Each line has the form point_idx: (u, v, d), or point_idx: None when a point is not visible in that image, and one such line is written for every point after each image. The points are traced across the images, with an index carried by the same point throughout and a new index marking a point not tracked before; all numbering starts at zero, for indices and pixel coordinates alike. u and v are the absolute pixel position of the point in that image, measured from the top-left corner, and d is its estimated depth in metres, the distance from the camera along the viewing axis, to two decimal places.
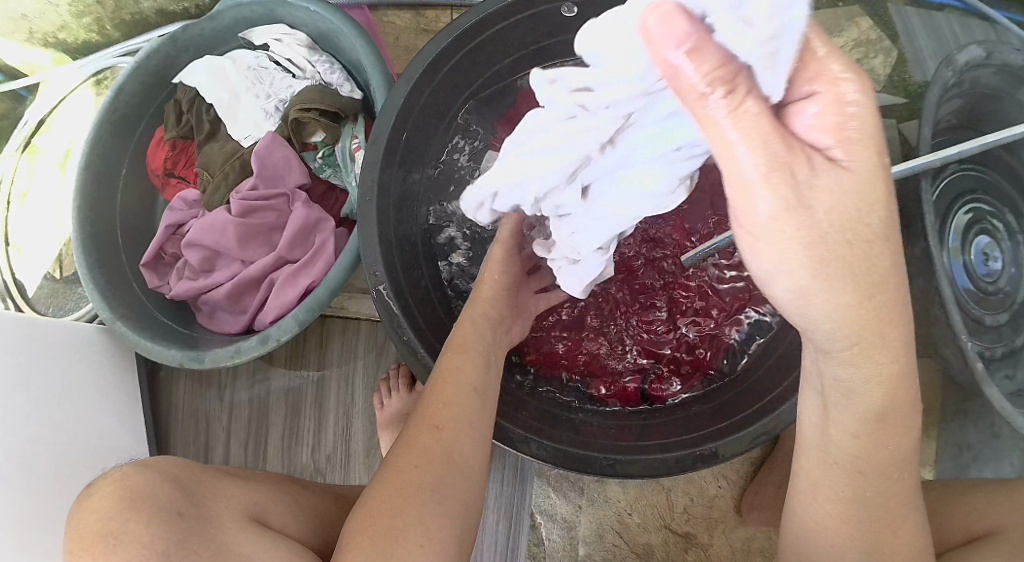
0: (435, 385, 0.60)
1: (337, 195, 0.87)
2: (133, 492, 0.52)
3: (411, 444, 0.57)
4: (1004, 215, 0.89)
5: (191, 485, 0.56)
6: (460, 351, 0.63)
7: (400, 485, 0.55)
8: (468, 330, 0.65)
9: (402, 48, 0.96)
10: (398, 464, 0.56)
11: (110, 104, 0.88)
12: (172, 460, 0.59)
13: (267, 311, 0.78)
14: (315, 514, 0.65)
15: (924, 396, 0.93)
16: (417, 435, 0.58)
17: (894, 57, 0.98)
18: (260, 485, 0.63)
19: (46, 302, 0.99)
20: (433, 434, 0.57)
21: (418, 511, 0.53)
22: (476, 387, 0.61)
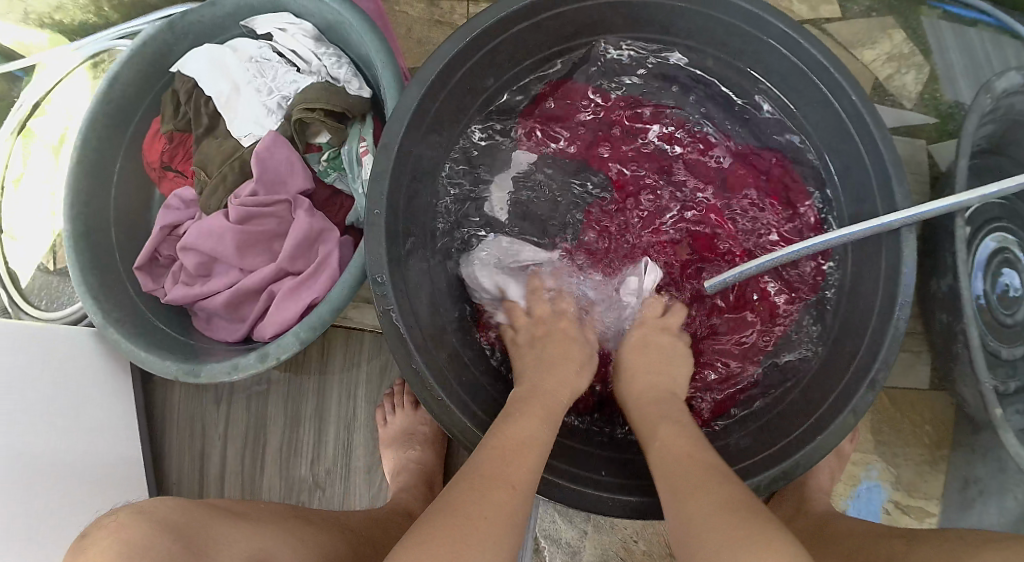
0: (509, 442, 0.59)
1: (342, 200, 0.81)
2: (128, 546, 0.49)
3: (481, 491, 0.54)
4: None
5: (190, 532, 0.53)
6: (543, 420, 0.63)
7: (470, 530, 0.51)
8: (557, 399, 0.66)
9: (415, 41, 0.89)
10: (470, 506, 0.53)
11: (105, 94, 0.83)
12: (170, 503, 0.55)
13: (267, 325, 0.74)
14: (322, 549, 0.63)
15: (937, 428, 0.91)
16: (493, 488, 0.55)
17: (927, 74, 0.94)
18: (263, 525, 0.60)
19: (40, 294, 0.95)
20: (509, 490, 0.55)
21: (482, 556, 0.50)
22: (545, 456, 0.60)
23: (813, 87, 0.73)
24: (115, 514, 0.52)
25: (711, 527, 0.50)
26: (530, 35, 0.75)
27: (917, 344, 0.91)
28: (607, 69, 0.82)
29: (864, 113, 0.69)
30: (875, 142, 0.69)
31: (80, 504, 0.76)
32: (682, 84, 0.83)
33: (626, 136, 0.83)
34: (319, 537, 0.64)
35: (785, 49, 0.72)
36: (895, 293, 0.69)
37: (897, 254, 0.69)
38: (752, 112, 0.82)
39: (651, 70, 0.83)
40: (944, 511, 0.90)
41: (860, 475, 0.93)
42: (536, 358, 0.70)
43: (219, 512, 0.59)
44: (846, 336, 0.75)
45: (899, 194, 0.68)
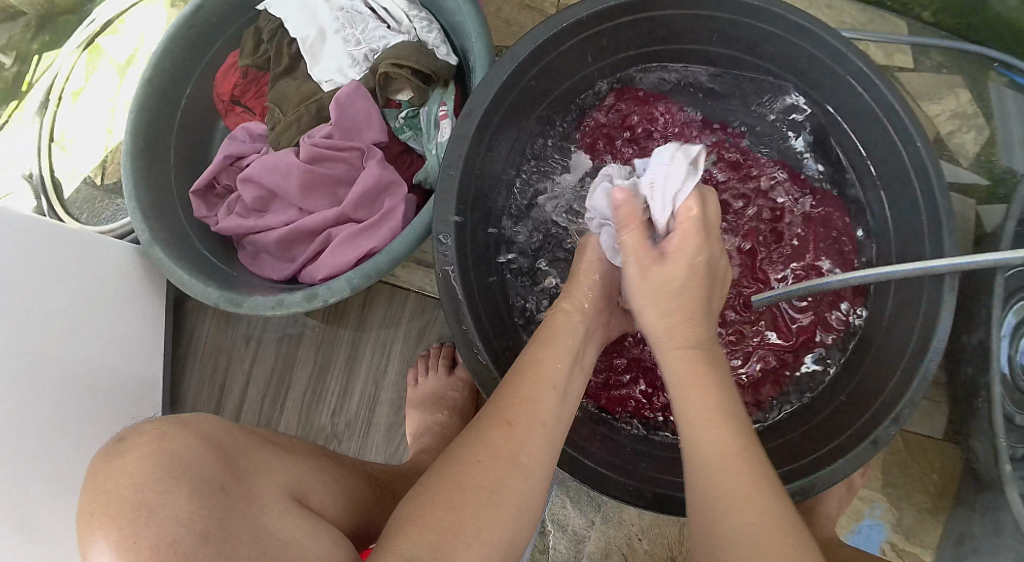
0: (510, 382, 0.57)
1: (411, 159, 0.82)
2: (171, 455, 0.46)
3: (479, 437, 0.54)
4: None
5: (235, 456, 0.51)
6: (547, 352, 0.61)
7: (465, 478, 0.51)
8: (562, 333, 0.63)
9: (501, 20, 0.90)
10: (464, 455, 0.53)
11: (189, 19, 0.84)
12: (214, 423, 0.53)
13: (318, 268, 0.75)
14: (351, 496, 0.61)
15: (944, 479, 0.92)
16: (491, 429, 0.54)
17: (985, 137, 0.96)
18: (304, 461, 0.58)
19: (82, 208, 0.94)
20: (507, 431, 0.54)
21: (482, 504, 0.50)
22: (557, 387, 0.58)
23: (882, 129, 0.74)
24: (154, 422, 0.49)
25: (714, 482, 0.51)
26: (619, 30, 0.76)
27: (937, 395, 0.93)
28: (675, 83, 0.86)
29: (927, 162, 0.70)
30: (932, 189, 0.71)
31: (96, 416, 0.76)
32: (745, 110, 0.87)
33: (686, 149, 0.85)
34: (350, 478, 0.63)
35: (861, 88, 0.73)
36: (929, 338, 0.70)
37: (937, 299, 0.71)
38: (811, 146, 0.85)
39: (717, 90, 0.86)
40: (937, 560, 0.91)
41: (863, 512, 0.94)
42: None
43: (263, 440, 0.56)
44: (876, 373, 0.76)
45: (947, 243, 0.70)
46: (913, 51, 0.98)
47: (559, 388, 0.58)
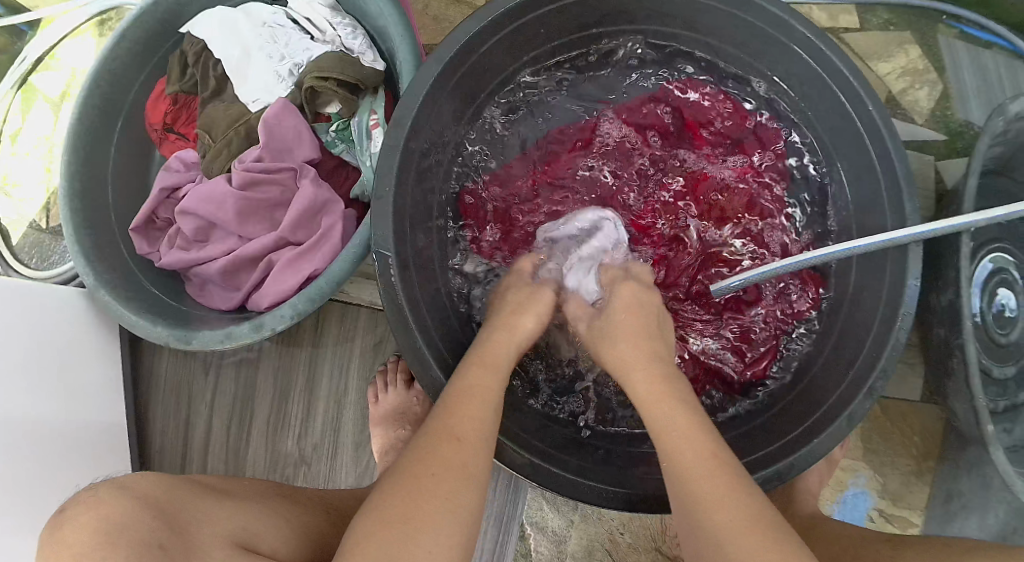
0: (453, 400, 0.56)
1: (348, 171, 0.79)
2: (107, 522, 0.49)
3: (421, 453, 0.53)
4: None
5: (171, 510, 0.53)
6: (482, 365, 0.60)
7: (415, 493, 0.50)
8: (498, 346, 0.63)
9: (431, 17, 0.87)
10: (415, 470, 0.52)
11: (110, 50, 0.82)
12: (151, 479, 0.55)
13: (264, 295, 0.73)
14: (306, 531, 0.62)
15: (926, 441, 0.91)
16: (436, 444, 0.53)
17: (939, 91, 0.94)
18: (250, 508, 0.60)
19: (30, 253, 0.92)
20: (454, 444, 0.53)
21: (439, 520, 0.49)
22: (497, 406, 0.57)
23: (831, 94, 0.72)
24: (94, 490, 0.52)
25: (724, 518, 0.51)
26: (550, 18, 0.74)
27: (913, 357, 0.92)
28: (600, 63, 0.83)
29: (880, 124, 0.69)
30: (887, 153, 0.68)
31: (67, 467, 0.75)
32: (678, 82, 0.83)
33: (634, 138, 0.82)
34: (303, 517, 0.63)
35: (805, 54, 0.71)
36: (897, 306, 0.69)
37: (903, 264, 0.69)
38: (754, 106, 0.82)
39: (636, 69, 0.84)
40: (925, 522, 0.90)
41: (847, 481, 0.93)
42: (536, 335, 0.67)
43: (203, 491, 0.58)
44: (847, 345, 0.75)
45: (908, 209, 0.68)
46: (859, 10, 0.96)
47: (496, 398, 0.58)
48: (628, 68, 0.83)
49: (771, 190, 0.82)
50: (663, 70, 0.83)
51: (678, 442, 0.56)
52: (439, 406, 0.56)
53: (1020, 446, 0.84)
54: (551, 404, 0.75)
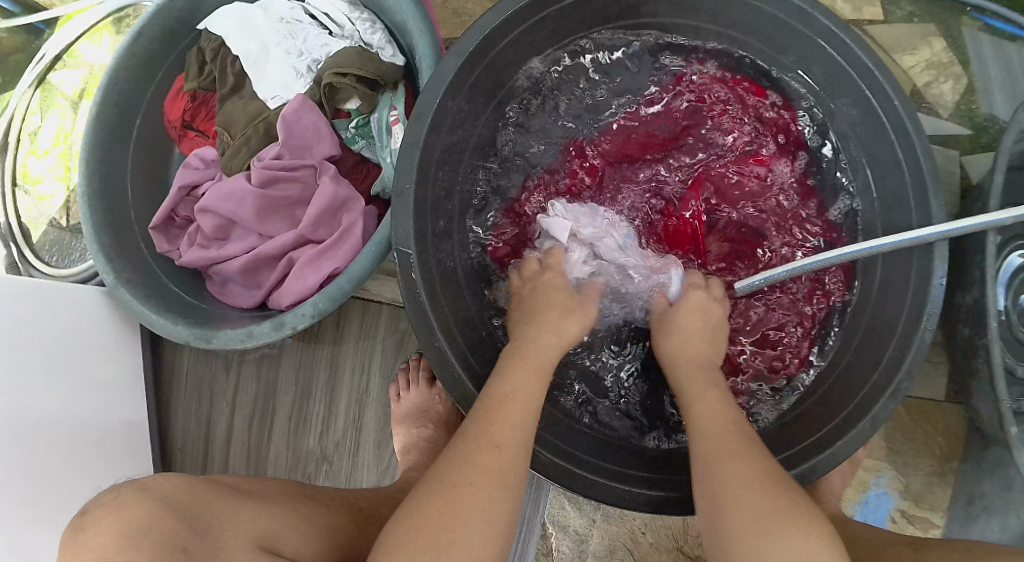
0: (491, 406, 0.56)
1: (368, 168, 0.79)
2: (132, 525, 0.49)
3: (458, 460, 0.52)
4: None
5: (194, 512, 0.52)
6: (530, 369, 0.60)
7: (454, 502, 0.50)
8: (542, 351, 0.63)
9: (451, 12, 0.86)
10: (450, 477, 0.51)
11: (129, 48, 0.82)
12: (176, 479, 0.55)
13: (284, 294, 0.73)
14: (329, 532, 0.61)
15: (949, 441, 0.90)
16: (474, 451, 0.53)
17: (965, 84, 0.92)
18: (269, 505, 0.59)
19: (50, 251, 0.93)
20: (493, 452, 0.53)
21: (473, 528, 0.49)
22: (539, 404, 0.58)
23: (855, 89, 0.71)
24: (116, 493, 0.51)
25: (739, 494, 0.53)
26: (570, 14, 0.73)
27: (936, 355, 0.90)
28: (633, 43, 0.80)
29: (906, 119, 0.68)
30: (913, 148, 0.68)
31: (88, 464, 0.75)
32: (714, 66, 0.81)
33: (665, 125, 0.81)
34: (324, 518, 0.63)
35: (830, 48, 0.70)
36: (923, 305, 0.68)
37: (928, 261, 0.68)
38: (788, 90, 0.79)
39: (668, 51, 0.81)
40: (948, 523, 0.89)
41: (870, 482, 0.92)
42: (564, 334, 0.67)
43: (226, 493, 0.57)
44: (872, 343, 0.74)
45: (934, 205, 0.67)
46: (882, 2, 0.95)
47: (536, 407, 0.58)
48: (664, 49, 0.81)
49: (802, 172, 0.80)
50: (697, 54, 0.80)
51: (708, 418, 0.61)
52: (478, 409, 0.56)
53: None
54: (572, 401, 0.75)
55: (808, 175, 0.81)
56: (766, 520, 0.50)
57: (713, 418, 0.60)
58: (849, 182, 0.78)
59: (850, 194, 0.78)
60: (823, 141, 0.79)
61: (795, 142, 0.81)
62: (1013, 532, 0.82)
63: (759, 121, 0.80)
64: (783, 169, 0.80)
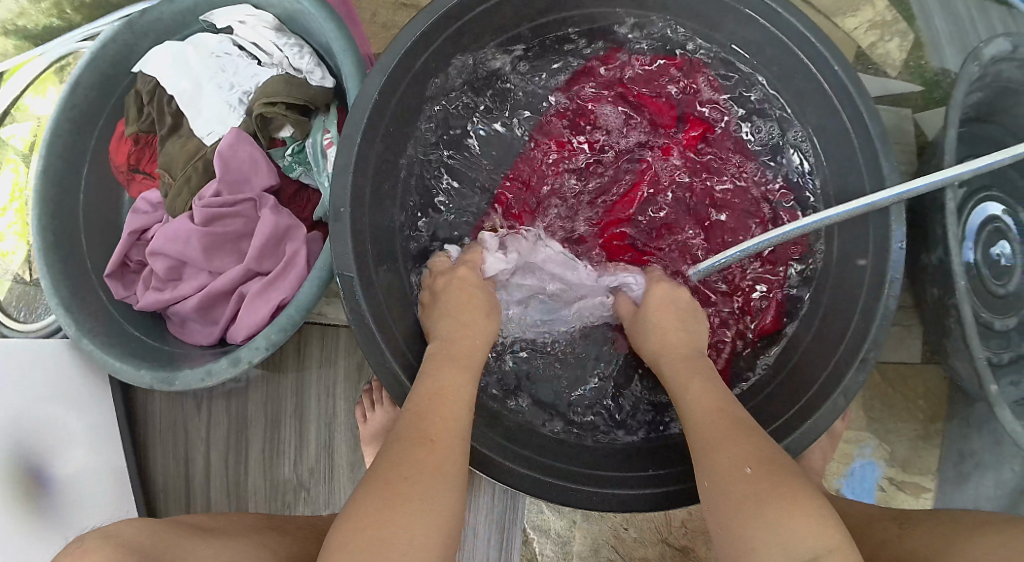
0: (418, 407, 0.57)
1: (309, 195, 0.80)
2: None
3: (394, 459, 0.53)
4: (1016, 211, 0.84)
5: (155, 547, 0.53)
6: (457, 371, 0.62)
7: (392, 495, 0.51)
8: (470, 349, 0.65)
9: (380, 26, 0.86)
10: (387, 474, 0.52)
11: (68, 100, 0.81)
12: (136, 524, 0.55)
13: (238, 328, 0.73)
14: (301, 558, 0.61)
15: (931, 403, 0.89)
16: (407, 449, 0.54)
17: (911, 41, 0.90)
18: (235, 538, 0.60)
19: (16, 305, 0.92)
20: (427, 446, 0.54)
21: (411, 517, 0.50)
22: (468, 407, 0.59)
23: (793, 59, 0.70)
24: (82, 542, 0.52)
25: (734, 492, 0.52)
26: (497, 16, 0.72)
27: (909, 319, 0.89)
28: (565, 32, 0.79)
29: (850, 85, 0.66)
30: (859, 111, 0.67)
31: (62, 512, 0.75)
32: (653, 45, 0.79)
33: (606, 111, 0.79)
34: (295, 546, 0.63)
35: (763, 20, 0.69)
36: (883, 272, 0.67)
37: (886, 224, 0.67)
38: (727, 65, 0.77)
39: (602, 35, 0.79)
40: (939, 485, 0.89)
41: (853, 454, 0.91)
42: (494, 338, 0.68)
43: (189, 529, 0.58)
44: (834, 316, 0.72)
45: (885, 166, 0.65)
46: None
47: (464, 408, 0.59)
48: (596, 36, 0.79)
49: (748, 143, 0.79)
50: (633, 36, 0.79)
51: (696, 397, 0.62)
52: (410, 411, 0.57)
53: None
54: (534, 404, 0.75)
55: (755, 146, 0.79)
56: (760, 508, 0.50)
57: (705, 400, 0.61)
58: (795, 150, 0.77)
59: (795, 162, 0.77)
60: (765, 111, 0.78)
61: (737, 114, 0.79)
62: (1009, 486, 0.84)
63: (698, 98, 0.79)
64: (724, 145, 0.79)
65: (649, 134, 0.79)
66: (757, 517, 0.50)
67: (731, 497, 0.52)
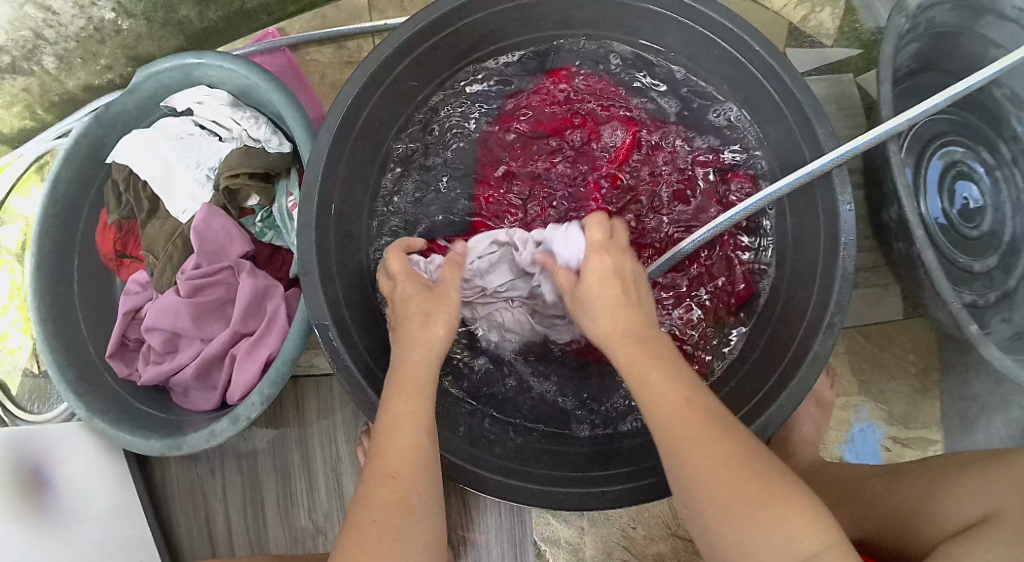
0: (380, 436, 0.58)
1: (284, 255, 0.83)
2: None
3: (362, 509, 0.54)
4: (980, 153, 0.87)
5: None
6: (418, 393, 0.59)
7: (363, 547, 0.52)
8: (423, 364, 0.60)
9: (330, 85, 0.96)
10: (360, 526, 0.54)
11: (49, 197, 0.85)
12: None
13: (232, 389, 0.76)
14: None
15: (921, 355, 0.90)
16: (374, 491, 0.55)
17: (842, 8, 0.92)
18: None
19: (31, 399, 0.98)
20: (390, 484, 0.55)
21: None
22: (430, 432, 0.58)
23: (716, 48, 0.73)
24: None
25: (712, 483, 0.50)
26: (429, 59, 0.75)
27: (883, 278, 0.90)
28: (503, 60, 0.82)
29: (773, 63, 0.68)
30: (787, 86, 0.68)
31: None
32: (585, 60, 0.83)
33: (553, 124, 0.82)
34: None
35: (681, 17, 0.72)
36: (836, 235, 0.67)
37: (831, 191, 0.67)
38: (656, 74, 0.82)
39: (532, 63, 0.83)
40: (947, 435, 0.89)
41: (850, 419, 0.90)
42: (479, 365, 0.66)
43: None
44: (796, 289, 0.73)
45: (822, 134, 0.67)
46: None
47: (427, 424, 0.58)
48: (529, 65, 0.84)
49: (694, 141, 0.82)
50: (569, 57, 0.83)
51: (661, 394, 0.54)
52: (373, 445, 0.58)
53: (1018, 334, 0.80)
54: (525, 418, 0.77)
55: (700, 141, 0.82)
56: (741, 502, 0.49)
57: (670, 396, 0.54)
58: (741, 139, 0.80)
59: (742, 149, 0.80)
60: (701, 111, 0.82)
61: (681, 116, 0.82)
62: (1018, 425, 0.86)
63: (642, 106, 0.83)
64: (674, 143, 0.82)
65: (606, 138, 0.81)
66: (739, 513, 0.49)
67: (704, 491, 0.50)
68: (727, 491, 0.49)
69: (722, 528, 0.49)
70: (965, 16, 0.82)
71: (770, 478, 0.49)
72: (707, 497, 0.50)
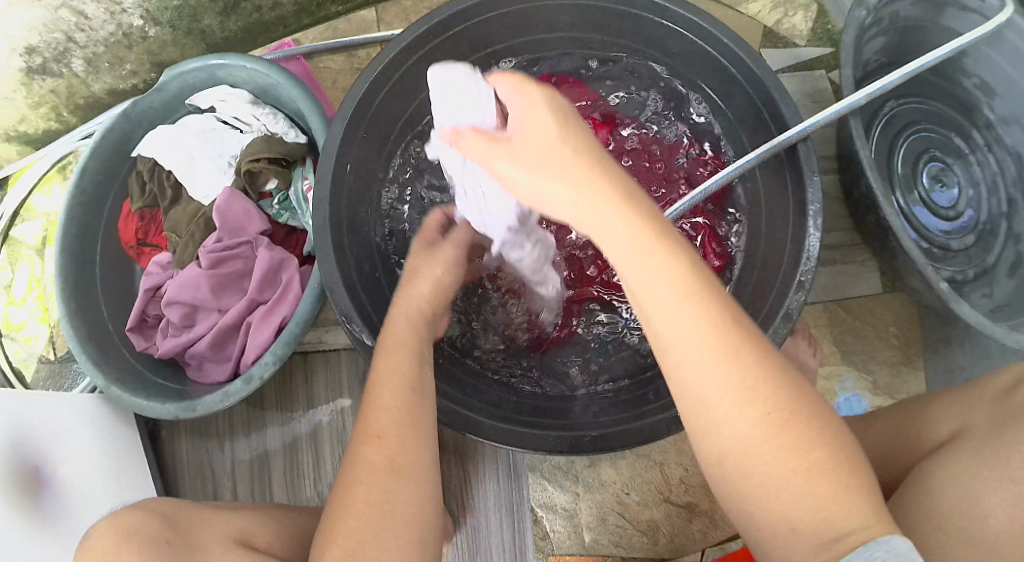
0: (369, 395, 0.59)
1: (298, 236, 0.90)
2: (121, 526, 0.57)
3: (351, 468, 0.55)
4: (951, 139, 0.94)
5: (177, 513, 0.61)
6: (396, 346, 0.61)
7: (355, 500, 0.53)
8: (403, 328, 0.63)
9: (340, 90, 1.04)
10: (349, 481, 0.55)
11: (78, 184, 0.91)
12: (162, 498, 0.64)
13: (247, 353, 0.81)
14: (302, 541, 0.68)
15: (900, 327, 0.96)
16: (364, 449, 0.56)
17: (814, 12, 1.01)
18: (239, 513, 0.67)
19: (46, 383, 1.00)
20: (375, 443, 0.55)
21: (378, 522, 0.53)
22: (413, 387, 0.59)
23: (690, 44, 0.80)
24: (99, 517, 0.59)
25: (755, 439, 0.46)
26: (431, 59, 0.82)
27: (859, 255, 0.97)
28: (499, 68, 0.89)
29: (740, 54, 0.76)
30: (753, 73, 0.76)
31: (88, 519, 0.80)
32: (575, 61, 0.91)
33: None
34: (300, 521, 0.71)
35: (656, 17, 0.79)
36: (802, 202, 0.73)
37: (797, 169, 0.73)
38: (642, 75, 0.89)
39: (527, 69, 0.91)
40: None
41: (835, 389, 0.94)
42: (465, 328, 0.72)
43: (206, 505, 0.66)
44: (767, 261, 0.79)
45: (787, 114, 0.74)
46: None
47: (411, 383, 0.59)
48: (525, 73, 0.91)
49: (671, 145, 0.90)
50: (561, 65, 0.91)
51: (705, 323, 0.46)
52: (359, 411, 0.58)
53: (1000, 306, 0.87)
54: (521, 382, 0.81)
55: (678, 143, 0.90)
56: (784, 459, 0.45)
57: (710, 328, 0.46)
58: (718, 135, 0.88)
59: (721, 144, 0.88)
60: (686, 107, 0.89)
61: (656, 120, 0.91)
62: None
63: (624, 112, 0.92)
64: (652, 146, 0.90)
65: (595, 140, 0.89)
66: (778, 467, 0.45)
67: (745, 445, 0.46)
68: (769, 453, 0.45)
69: (757, 483, 0.45)
70: (929, 9, 0.88)
71: (822, 446, 0.45)
72: (752, 456, 0.46)
